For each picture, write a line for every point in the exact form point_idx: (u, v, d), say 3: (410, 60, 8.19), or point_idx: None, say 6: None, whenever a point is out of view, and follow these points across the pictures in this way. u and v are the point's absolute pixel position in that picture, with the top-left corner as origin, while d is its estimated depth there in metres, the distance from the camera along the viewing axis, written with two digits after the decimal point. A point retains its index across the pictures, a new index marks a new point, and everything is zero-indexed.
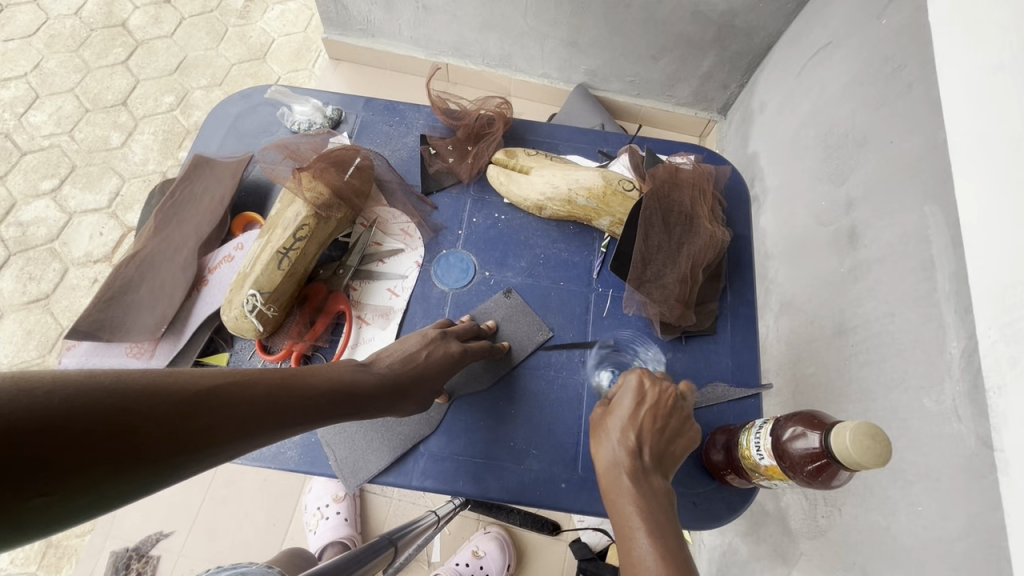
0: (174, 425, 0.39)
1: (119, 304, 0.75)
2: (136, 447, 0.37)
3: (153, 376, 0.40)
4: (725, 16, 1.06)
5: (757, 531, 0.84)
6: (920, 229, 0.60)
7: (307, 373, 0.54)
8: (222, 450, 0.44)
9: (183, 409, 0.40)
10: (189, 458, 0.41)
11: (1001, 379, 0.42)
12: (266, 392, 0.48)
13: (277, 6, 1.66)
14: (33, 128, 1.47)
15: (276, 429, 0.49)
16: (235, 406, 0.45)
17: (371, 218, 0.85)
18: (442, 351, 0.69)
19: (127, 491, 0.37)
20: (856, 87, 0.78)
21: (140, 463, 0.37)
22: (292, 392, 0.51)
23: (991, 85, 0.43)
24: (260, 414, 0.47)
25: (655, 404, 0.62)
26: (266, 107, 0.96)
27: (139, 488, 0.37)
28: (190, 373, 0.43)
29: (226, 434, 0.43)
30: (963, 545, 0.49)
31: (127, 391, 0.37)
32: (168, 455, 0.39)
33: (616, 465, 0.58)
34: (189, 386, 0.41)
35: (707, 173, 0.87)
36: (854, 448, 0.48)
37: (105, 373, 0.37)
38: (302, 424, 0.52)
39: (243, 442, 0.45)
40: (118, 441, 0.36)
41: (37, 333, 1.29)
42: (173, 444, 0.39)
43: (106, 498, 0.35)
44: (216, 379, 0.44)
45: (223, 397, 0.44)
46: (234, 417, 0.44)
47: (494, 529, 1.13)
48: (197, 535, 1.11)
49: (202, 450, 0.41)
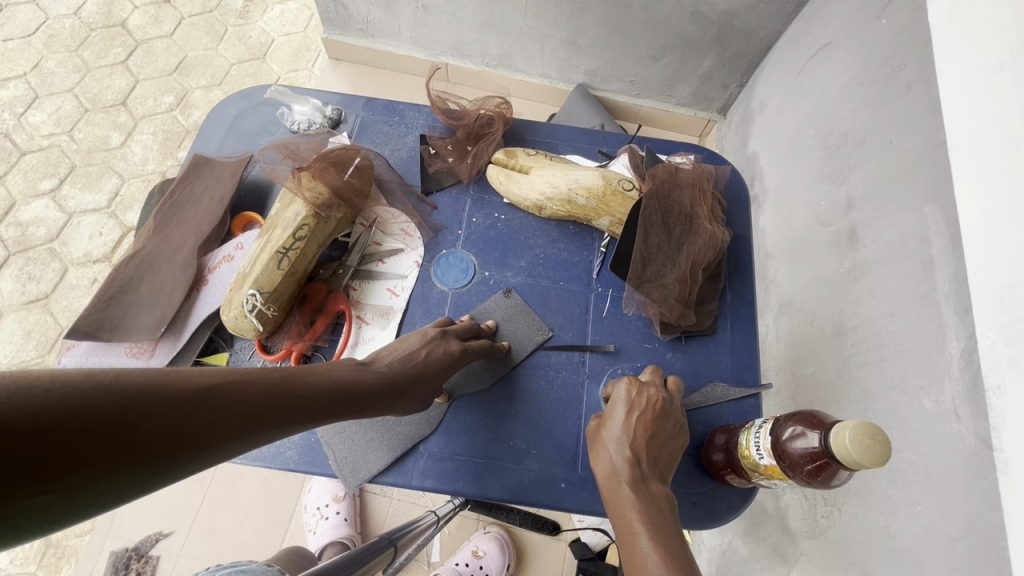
0: (173, 425, 0.39)
1: (119, 304, 0.75)
2: (134, 446, 0.37)
3: (152, 375, 0.40)
4: (724, 17, 1.06)
5: (757, 531, 0.83)
6: (920, 229, 0.60)
7: (305, 373, 0.54)
8: (221, 449, 0.43)
9: (183, 409, 0.40)
10: (189, 457, 0.40)
11: (1001, 379, 0.42)
12: (265, 391, 0.48)
13: (277, 6, 1.66)
14: (33, 128, 1.47)
15: (276, 430, 0.49)
16: (235, 406, 0.45)
17: (371, 218, 0.85)
18: (442, 350, 0.69)
19: (126, 490, 0.37)
20: (856, 87, 0.78)
21: (139, 461, 0.37)
22: (291, 391, 0.51)
23: (990, 85, 0.43)
24: (260, 413, 0.47)
25: (648, 411, 0.63)
26: (266, 106, 0.96)
27: (139, 487, 0.37)
28: (190, 372, 0.43)
29: (226, 433, 0.43)
30: (962, 545, 0.49)
31: (126, 390, 0.37)
32: (167, 454, 0.39)
33: (615, 472, 0.58)
34: (189, 385, 0.41)
35: (707, 173, 0.88)
36: (854, 448, 0.48)
37: (104, 373, 0.37)
38: (302, 424, 0.52)
39: (243, 442, 0.45)
40: (116, 439, 0.36)
41: (37, 333, 1.29)
42: (173, 442, 0.39)
43: (106, 497, 0.35)
44: (216, 379, 0.45)
45: (223, 397, 0.44)
46: (234, 418, 0.44)
47: (494, 529, 1.13)
48: (197, 535, 1.11)
49: (202, 449, 0.41)
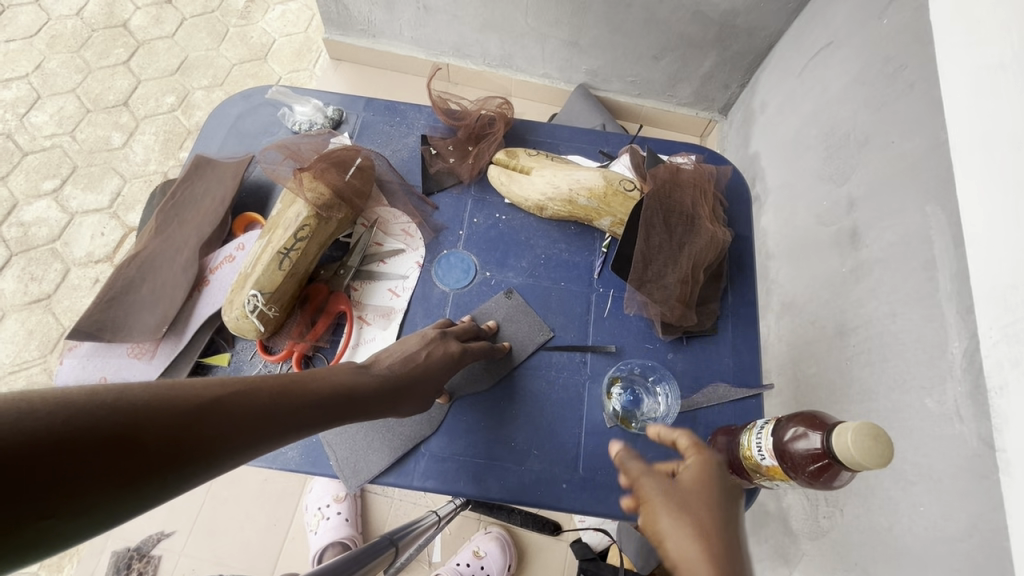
0: (175, 439, 0.39)
1: (120, 305, 0.75)
2: (140, 461, 0.37)
3: (153, 388, 0.39)
4: (726, 16, 1.06)
5: (758, 531, 0.83)
6: (922, 229, 0.59)
7: (307, 379, 0.54)
8: (227, 458, 0.43)
9: (185, 423, 0.40)
10: (195, 469, 0.40)
11: (1003, 380, 0.42)
12: (269, 399, 0.48)
13: (278, 6, 1.66)
14: (34, 128, 1.47)
15: (278, 436, 0.49)
16: (239, 415, 0.45)
17: (372, 218, 0.86)
18: (442, 351, 0.69)
19: (132, 506, 0.36)
20: (857, 87, 0.78)
21: (147, 477, 0.37)
22: (293, 397, 0.51)
23: (994, 85, 0.43)
24: (263, 421, 0.47)
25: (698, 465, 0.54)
26: (267, 107, 0.96)
27: (145, 502, 0.37)
28: (191, 384, 0.43)
29: (231, 442, 0.44)
30: (964, 545, 0.49)
31: (127, 406, 0.37)
32: (173, 469, 0.39)
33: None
34: (190, 398, 0.41)
35: (707, 173, 0.88)
36: (856, 448, 0.48)
37: (107, 390, 0.37)
38: (305, 429, 0.52)
39: (248, 449, 0.45)
40: (120, 457, 0.35)
41: (39, 333, 1.29)
42: (177, 455, 0.39)
43: (110, 516, 0.35)
44: (218, 390, 0.44)
45: (225, 407, 0.44)
46: (235, 428, 0.44)
47: (495, 529, 1.13)
48: (198, 534, 1.11)
49: (208, 460, 0.41)
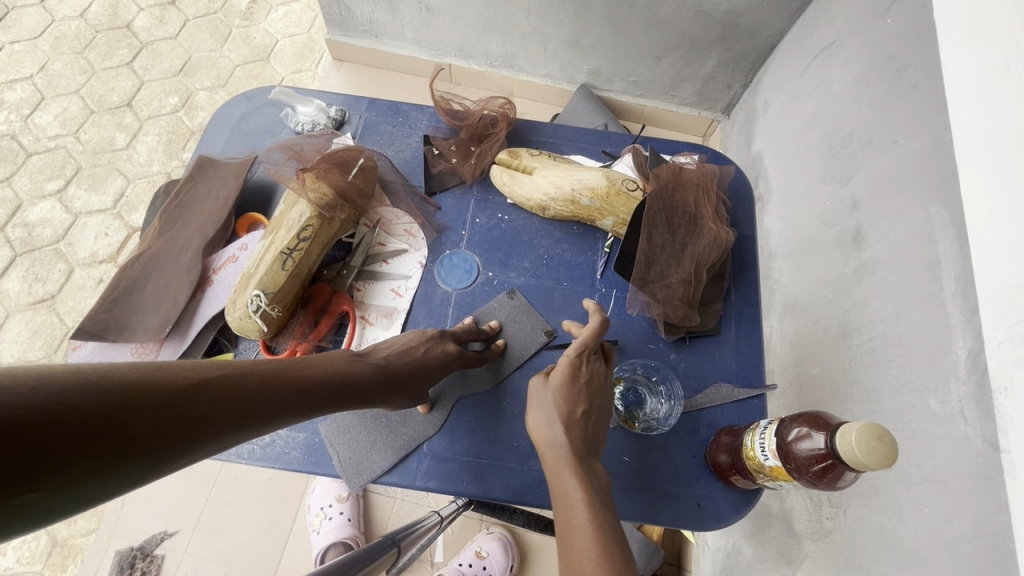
0: (162, 420, 0.38)
1: (124, 304, 0.75)
2: (126, 441, 0.36)
3: (141, 369, 0.39)
4: (728, 15, 1.05)
5: (762, 532, 0.83)
6: (926, 228, 0.59)
7: (298, 366, 0.54)
8: (215, 439, 0.43)
9: (172, 403, 0.39)
10: (180, 449, 0.40)
11: (1009, 380, 0.41)
12: (258, 382, 0.48)
13: (282, 7, 1.66)
14: (39, 129, 1.48)
15: (265, 422, 0.48)
16: (226, 398, 0.44)
17: (374, 218, 0.86)
18: (440, 349, 0.71)
19: (116, 485, 0.36)
20: (862, 86, 0.77)
21: (134, 452, 0.36)
22: (281, 382, 0.51)
23: (997, 83, 0.42)
24: (250, 404, 0.46)
25: (589, 381, 0.66)
26: (270, 106, 0.96)
27: (131, 481, 0.36)
28: (178, 366, 0.42)
29: (221, 423, 0.43)
30: (969, 547, 0.48)
31: (113, 386, 0.36)
32: (159, 448, 0.38)
33: (568, 517, 0.53)
34: (176, 379, 0.41)
35: (710, 173, 0.87)
36: (861, 450, 0.48)
37: (93, 368, 0.36)
38: (294, 415, 0.52)
39: (236, 433, 0.45)
40: (105, 433, 0.34)
41: (43, 333, 1.30)
42: (163, 436, 0.38)
43: (92, 493, 0.34)
44: (205, 372, 0.44)
45: (213, 389, 0.43)
46: (224, 409, 0.44)
47: (497, 529, 1.14)
48: (202, 532, 1.12)
49: (196, 441, 0.41)
